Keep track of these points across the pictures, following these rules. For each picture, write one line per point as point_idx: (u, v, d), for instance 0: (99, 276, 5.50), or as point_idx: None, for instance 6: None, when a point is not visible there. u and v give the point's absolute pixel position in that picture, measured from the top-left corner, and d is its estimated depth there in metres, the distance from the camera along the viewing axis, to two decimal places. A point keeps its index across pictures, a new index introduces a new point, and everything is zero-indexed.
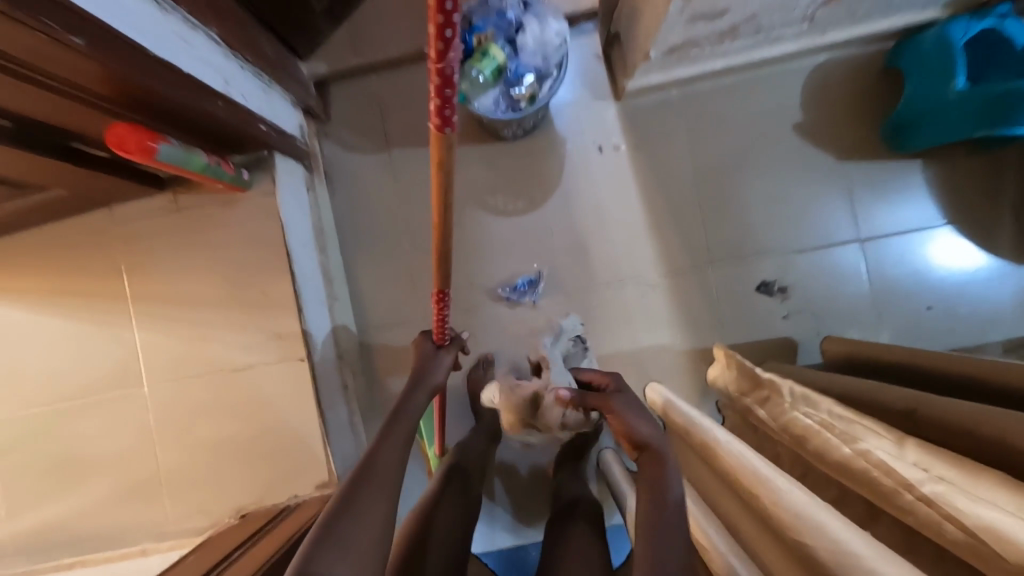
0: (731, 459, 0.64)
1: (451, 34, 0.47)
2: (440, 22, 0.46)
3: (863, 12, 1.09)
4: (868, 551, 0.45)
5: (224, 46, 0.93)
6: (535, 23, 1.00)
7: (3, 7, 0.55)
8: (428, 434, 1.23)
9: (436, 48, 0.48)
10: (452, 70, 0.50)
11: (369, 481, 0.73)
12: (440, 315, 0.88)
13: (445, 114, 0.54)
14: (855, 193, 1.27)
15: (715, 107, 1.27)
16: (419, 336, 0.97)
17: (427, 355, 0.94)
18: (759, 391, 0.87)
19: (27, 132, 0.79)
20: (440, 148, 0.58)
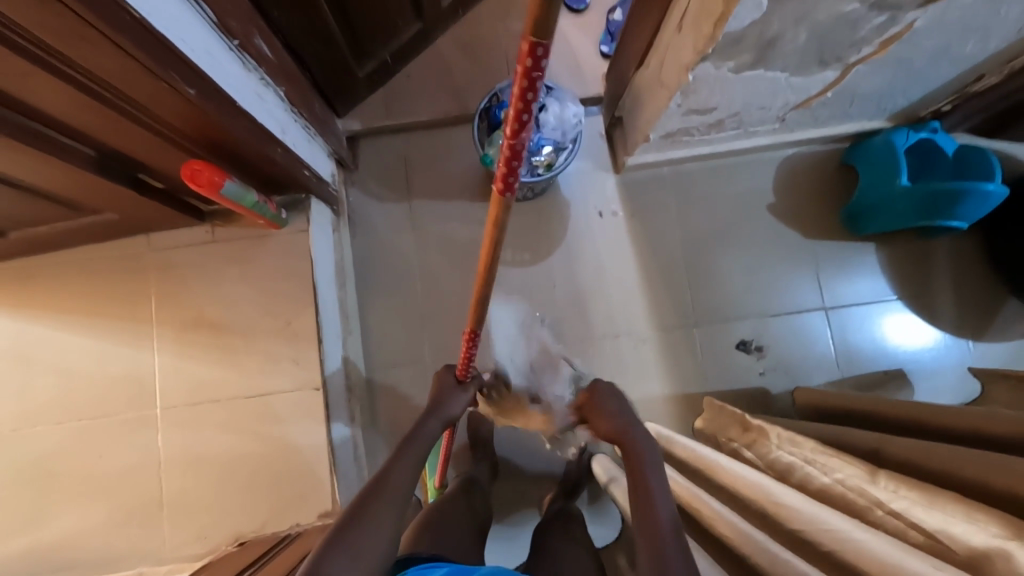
0: (752, 486, 0.74)
1: (528, 119, 0.49)
2: (521, 107, 0.47)
3: (824, 118, 1.31)
4: (859, 531, 0.56)
5: (287, 103, 1.06)
6: (556, 104, 1.17)
7: (145, 60, 0.66)
8: (432, 467, 1.29)
9: (511, 128, 0.49)
10: (523, 147, 0.51)
11: (376, 498, 0.75)
12: (467, 355, 0.92)
13: (509, 182, 0.55)
14: (821, 267, 1.44)
15: (702, 185, 1.46)
16: (442, 369, 1.05)
17: (448, 387, 1.02)
18: (747, 436, 1.00)
19: (106, 161, 0.88)
20: (498, 210, 0.58)
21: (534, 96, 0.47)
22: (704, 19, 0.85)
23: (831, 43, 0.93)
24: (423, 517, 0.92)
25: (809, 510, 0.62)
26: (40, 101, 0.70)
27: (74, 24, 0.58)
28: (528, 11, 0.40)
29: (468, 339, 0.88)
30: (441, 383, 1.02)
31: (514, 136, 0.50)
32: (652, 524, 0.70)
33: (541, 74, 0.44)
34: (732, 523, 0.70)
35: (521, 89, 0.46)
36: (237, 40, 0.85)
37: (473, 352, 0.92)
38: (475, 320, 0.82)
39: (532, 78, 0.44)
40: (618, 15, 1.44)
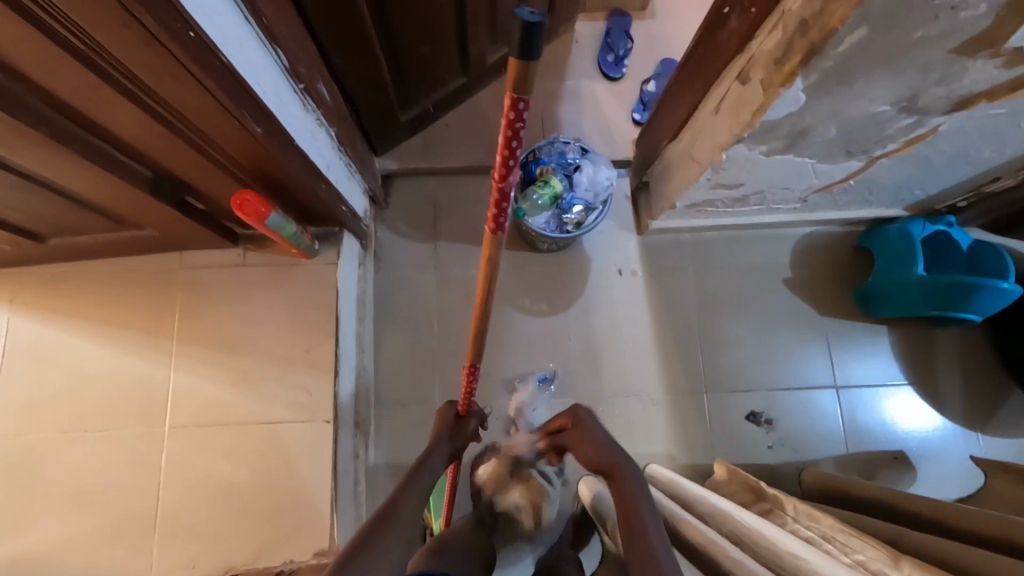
0: (766, 542, 0.73)
1: (513, 163, 0.56)
2: (506, 155, 0.55)
3: (843, 202, 1.36)
4: None
5: (335, 141, 1.11)
6: (590, 166, 1.23)
7: (224, 99, 0.69)
8: (435, 507, 1.30)
9: (499, 172, 0.57)
10: (511, 190, 0.60)
11: (385, 530, 0.78)
12: (467, 387, 1.01)
13: (500, 222, 0.64)
14: (833, 346, 1.46)
15: (719, 254, 1.49)
16: (444, 405, 1.12)
17: (450, 419, 1.08)
18: (761, 504, 1.00)
19: (160, 182, 0.92)
20: (492, 246, 0.68)
21: (516, 144, 0.54)
22: (743, 107, 0.90)
23: (858, 137, 0.98)
24: (432, 545, 0.95)
25: (826, 569, 0.64)
26: (118, 127, 0.74)
27: (169, 63, 0.62)
28: (509, 73, 0.47)
29: (468, 372, 0.97)
30: (444, 415, 1.10)
31: (501, 179, 0.57)
32: (648, 555, 0.70)
33: (522, 125, 0.51)
34: (739, 557, 0.72)
35: (507, 138, 0.53)
36: (302, 84, 0.90)
37: (472, 387, 1.02)
38: (472, 354, 0.91)
39: (515, 128, 0.51)
40: (652, 87, 1.52)
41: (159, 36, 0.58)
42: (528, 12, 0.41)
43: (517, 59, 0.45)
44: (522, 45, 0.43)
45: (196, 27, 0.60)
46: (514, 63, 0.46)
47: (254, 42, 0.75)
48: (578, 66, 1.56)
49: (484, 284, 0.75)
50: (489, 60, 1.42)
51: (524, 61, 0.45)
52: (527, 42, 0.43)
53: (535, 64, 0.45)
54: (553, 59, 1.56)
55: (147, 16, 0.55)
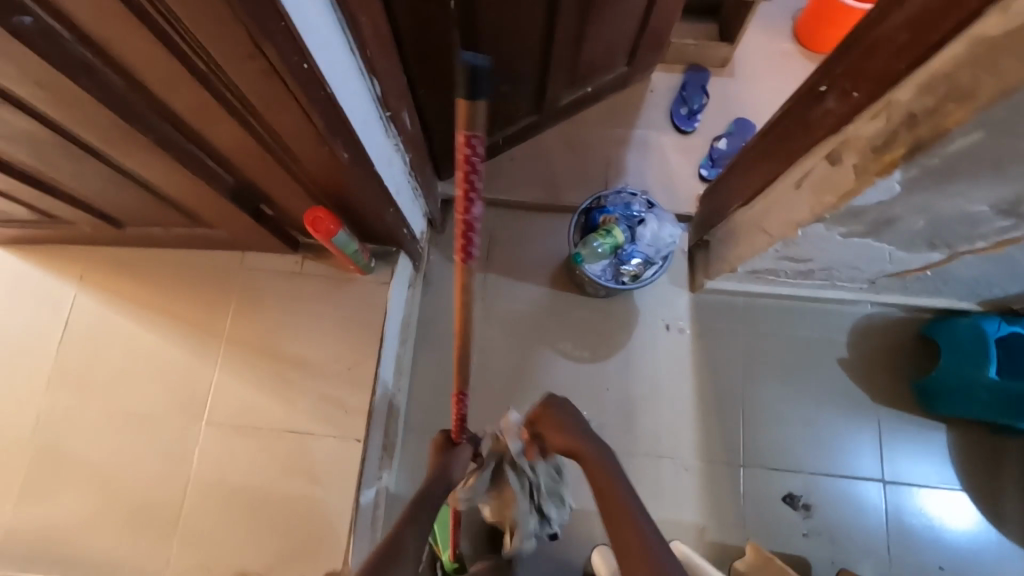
0: None
1: (474, 197, 0.52)
2: (466, 187, 0.51)
3: (914, 288, 1.30)
4: None
5: (408, 167, 1.13)
6: (655, 222, 1.21)
7: (323, 128, 0.72)
8: (443, 536, 1.19)
9: (462, 205, 0.53)
10: (475, 222, 0.55)
11: None
12: (459, 417, 0.89)
13: (467, 255, 0.58)
14: (884, 436, 1.38)
15: (773, 323, 1.44)
16: (437, 435, 1.00)
17: (446, 453, 0.96)
18: None
19: (240, 189, 0.94)
20: (462, 277, 0.61)
21: (476, 177, 0.51)
22: (829, 188, 0.87)
23: (946, 232, 0.94)
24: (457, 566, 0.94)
25: None
26: (216, 139, 0.77)
27: (279, 90, 0.64)
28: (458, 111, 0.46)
29: (458, 400, 0.86)
30: (439, 447, 0.98)
31: (464, 214, 0.53)
32: None
33: (478, 160, 0.49)
34: None
35: (465, 173, 0.50)
36: (389, 113, 0.92)
37: (465, 414, 0.89)
38: (460, 381, 0.80)
39: (471, 163, 0.49)
40: (722, 145, 1.49)
41: (276, 65, 0.60)
42: (470, 55, 0.42)
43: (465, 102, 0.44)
44: (468, 85, 0.43)
45: (311, 60, 0.63)
46: (461, 108, 0.45)
47: (355, 72, 0.77)
48: (650, 116, 1.55)
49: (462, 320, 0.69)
50: (563, 101, 1.43)
51: (470, 100, 0.44)
52: (473, 84, 0.43)
53: (483, 107, 0.45)
54: (626, 105, 1.56)
55: (269, 46, 0.57)
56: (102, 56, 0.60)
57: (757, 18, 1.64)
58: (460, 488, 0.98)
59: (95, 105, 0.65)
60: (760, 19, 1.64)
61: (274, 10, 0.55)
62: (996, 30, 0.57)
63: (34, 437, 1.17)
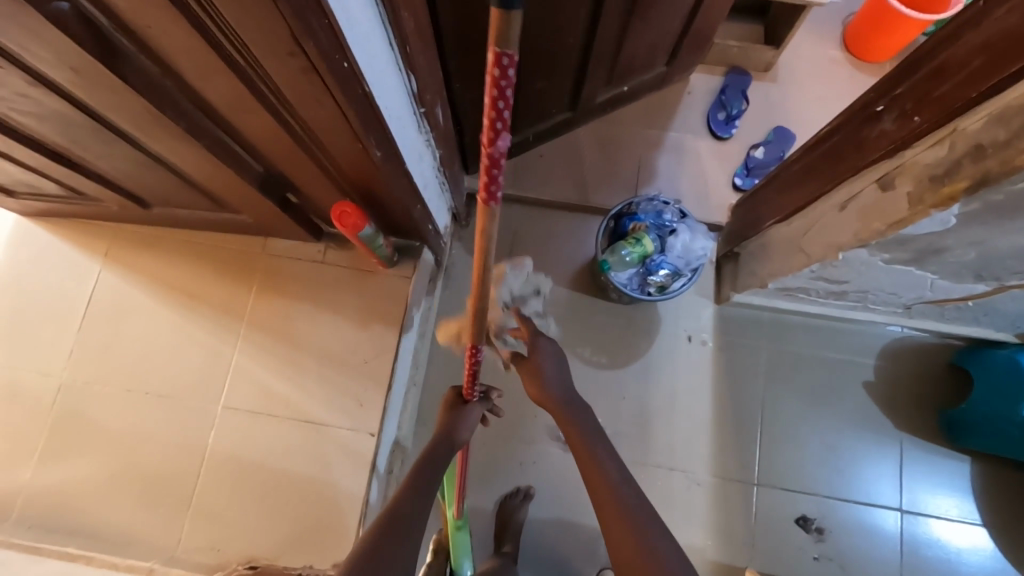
0: None
1: (502, 126, 0.44)
2: (493, 114, 0.43)
3: (950, 316, 1.25)
4: None
5: (438, 162, 1.10)
6: (687, 233, 1.18)
7: (357, 125, 0.70)
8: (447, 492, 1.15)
9: (487, 134, 0.44)
10: (502, 153, 0.46)
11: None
12: (471, 372, 0.86)
13: (492, 192, 0.49)
14: (905, 464, 1.34)
15: (799, 341, 1.40)
16: (449, 390, 0.99)
17: (456, 411, 0.96)
18: None
19: (269, 179, 0.93)
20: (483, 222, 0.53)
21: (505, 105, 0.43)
22: (877, 214, 0.83)
23: (997, 266, 0.89)
24: None
25: None
26: (247, 129, 0.75)
27: (317, 87, 0.62)
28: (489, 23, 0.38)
29: (472, 355, 0.82)
30: (450, 404, 0.97)
31: (487, 145, 0.45)
32: None
33: (509, 84, 0.41)
34: None
35: (493, 102, 0.42)
36: (423, 109, 0.90)
37: (477, 370, 0.86)
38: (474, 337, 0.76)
39: (500, 87, 0.41)
40: (759, 154, 1.44)
41: (316, 64, 0.58)
42: None
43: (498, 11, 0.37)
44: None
45: (351, 59, 0.61)
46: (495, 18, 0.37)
47: (392, 68, 0.75)
48: (686, 119, 1.50)
49: (482, 268, 0.60)
50: (599, 99, 1.39)
51: (504, 9, 0.36)
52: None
53: (519, 17, 0.37)
54: (662, 106, 1.51)
55: (311, 44, 0.55)
56: (139, 45, 0.58)
57: (806, 23, 1.57)
58: (467, 443, 0.98)
59: (130, 92, 0.64)
60: (809, 24, 1.58)
61: (318, 9, 0.52)
62: None
63: (55, 407, 1.18)
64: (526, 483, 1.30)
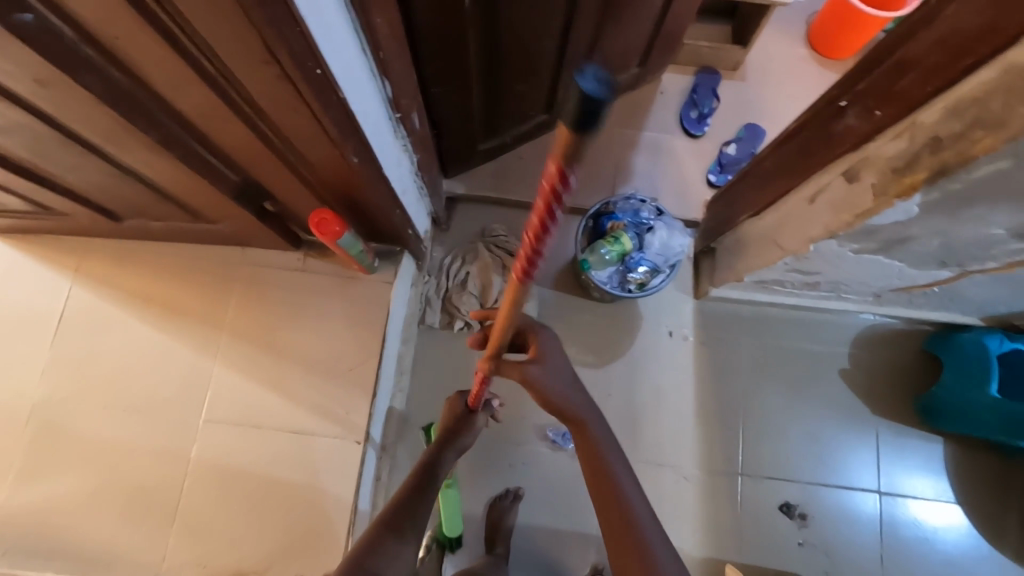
0: None
1: (553, 222, 0.47)
2: (544, 215, 0.46)
3: (919, 303, 1.29)
4: None
5: (416, 166, 1.10)
6: (664, 230, 1.20)
7: (333, 131, 0.69)
8: None
9: (535, 228, 0.48)
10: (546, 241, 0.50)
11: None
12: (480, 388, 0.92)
13: (531, 267, 0.54)
14: (882, 448, 1.39)
15: (777, 332, 1.44)
16: (454, 396, 1.05)
17: (462, 416, 1.03)
18: None
19: (245, 188, 0.92)
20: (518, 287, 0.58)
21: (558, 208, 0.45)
22: (846, 206, 0.86)
23: (960, 252, 0.93)
24: None
25: None
26: (222, 138, 0.74)
27: (290, 94, 0.62)
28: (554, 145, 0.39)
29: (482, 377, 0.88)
30: (455, 408, 1.04)
31: (536, 234, 0.48)
32: None
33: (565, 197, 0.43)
34: None
35: (547, 202, 0.44)
36: (399, 114, 0.90)
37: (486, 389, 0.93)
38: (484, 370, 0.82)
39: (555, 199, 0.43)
40: (731, 150, 1.48)
41: (290, 71, 0.58)
42: (588, 83, 0.34)
43: (569, 132, 0.36)
44: (581, 114, 0.34)
45: (325, 65, 0.60)
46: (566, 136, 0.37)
47: (366, 74, 0.75)
48: (659, 118, 1.53)
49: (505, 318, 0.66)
50: None
51: (576, 136, 0.36)
52: (586, 118, 0.35)
53: (588, 147, 0.38)
54: (636, 106, 1.54)
55: (284, 51, 0.55)
56: (106, 56, 0.57)
57: (772, 23, 1.61)
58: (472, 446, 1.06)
59: (98, 104, 0.62)
60: (775, 23, 1.62)
61: (291, 16, 0.52)
62: None
63: (31, 425, 1.15)
64: (515, 484, 1.30)
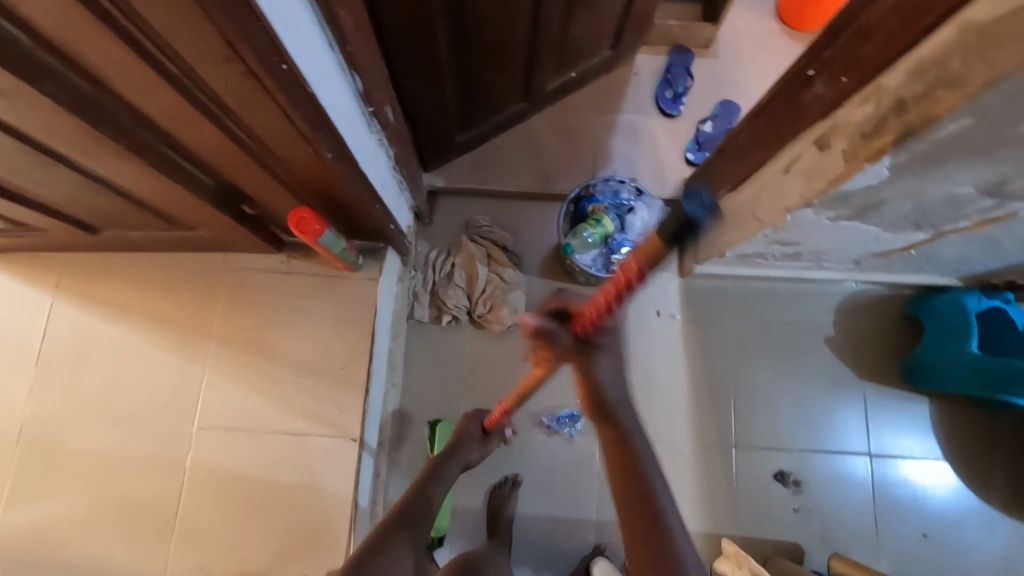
0: None
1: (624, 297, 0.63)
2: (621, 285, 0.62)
3: (898, 267, 1.32)
4: None
5: (393, 161, 1.10)
6: (645, 210, 1.21)
7: (304, 128, 0.69)
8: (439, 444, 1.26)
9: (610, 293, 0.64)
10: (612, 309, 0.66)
11: None
12: (502, 413, 1.05)
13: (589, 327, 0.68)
14: (870, 411, 1.41)
15: (762, 305, 1.46)
16: (472, 413, 1.14)
17: (473, 433, 1.12)
18: None
19: (221, 192, 0.92)
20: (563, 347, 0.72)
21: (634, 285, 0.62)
22: (818, 173, 0.87)
23: (932, 213, 0.95)
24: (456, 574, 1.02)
25: None
26: (193, 141, 0.74)
27: (257, 92, 0.62)
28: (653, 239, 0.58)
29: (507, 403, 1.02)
30: (469, 420, 1.13)
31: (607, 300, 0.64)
32: None
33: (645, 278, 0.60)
34: None
35: (631, 275, 0.61)
36: (372, 108, 0.90)
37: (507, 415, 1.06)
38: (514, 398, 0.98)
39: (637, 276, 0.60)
40: (708, 127, 1.49)
41: (254, 68, 0.58)
42: (694, 208, 0.54)
43: (670, 232, 0.56)
44: (677, 226, 0.54)
45: (290, 60, 0.60)
46: (657, 244, 0.57)
47: (335, 68, 0.74)
48: (635, 99, 1.53)
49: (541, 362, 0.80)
50: (550, 87, 1.40)
51: (673, 236, 0.56)
52: (683, 228, 0.54)
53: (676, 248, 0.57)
54: (611, 89, 1.54)
55: (247, 48, 0.55)
56: (67, 62, 0.57)
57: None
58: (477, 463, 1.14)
59: (63, 112, 0.62)
60: None
61: (250, 12, 0.52)
62: (984, 16, 0.57)
63: (21, 442, 1.14)
64: (513, 471, 1.32)
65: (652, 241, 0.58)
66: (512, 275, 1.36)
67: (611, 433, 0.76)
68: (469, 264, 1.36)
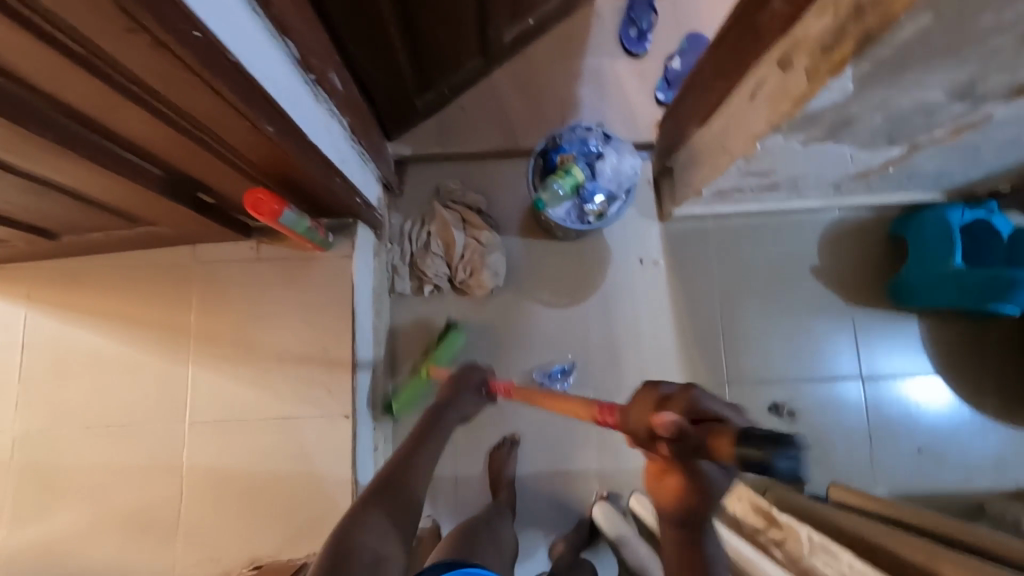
0: None
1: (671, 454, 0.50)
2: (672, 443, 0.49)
3: (879, 186, 1.29)
4: None
5: (348, 131, 1.06)
6: (614, 155, 1.19)
7: (235, 100, 0.66)
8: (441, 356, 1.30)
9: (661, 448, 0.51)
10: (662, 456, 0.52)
11: None
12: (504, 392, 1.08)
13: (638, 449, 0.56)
14: (859, 335, 1.42)
15: (745, 241, 1.44)
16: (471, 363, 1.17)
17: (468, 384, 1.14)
18: (774, 530, 0.91)
19: (172, 181, 0.88)
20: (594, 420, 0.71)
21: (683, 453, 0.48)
22: (783, 96, 0.84)
23: (904, 125, 0.92)
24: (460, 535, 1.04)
25: None
26: (126, 129, 0.71)
27: (176, 65, 0.59)
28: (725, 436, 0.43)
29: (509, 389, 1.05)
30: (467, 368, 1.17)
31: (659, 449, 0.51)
32: None
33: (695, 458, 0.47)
34: None
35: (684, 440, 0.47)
36: (314, 75, 0.86)
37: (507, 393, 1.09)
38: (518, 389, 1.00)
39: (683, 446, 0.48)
40: (676, 64, 1.44)
41: (165, 39, 0.54)
42: (782, 456, 0.39)
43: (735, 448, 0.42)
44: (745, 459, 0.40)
45: (204, 28, 0.57)
46: (721, 454, 0.44)
47: (263, 34, 0.70)
48: (598, 42, 1.47)
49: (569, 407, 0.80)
50: (507, 38, 1.35)
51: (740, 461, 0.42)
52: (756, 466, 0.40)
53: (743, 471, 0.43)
54: (573, 33, 1.48)
55: (152, 19, 0.51)
56: None
57: None
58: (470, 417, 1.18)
59: None
60: None
61: None
62: None
63: (16, 456, 1.15)
64: (511, 431, 1.33)
65: (721, 441, 0.43)
66: (489, 237, 1.33)
67: (677, 536, 0.56)
68: (443, 230, 1.33)
